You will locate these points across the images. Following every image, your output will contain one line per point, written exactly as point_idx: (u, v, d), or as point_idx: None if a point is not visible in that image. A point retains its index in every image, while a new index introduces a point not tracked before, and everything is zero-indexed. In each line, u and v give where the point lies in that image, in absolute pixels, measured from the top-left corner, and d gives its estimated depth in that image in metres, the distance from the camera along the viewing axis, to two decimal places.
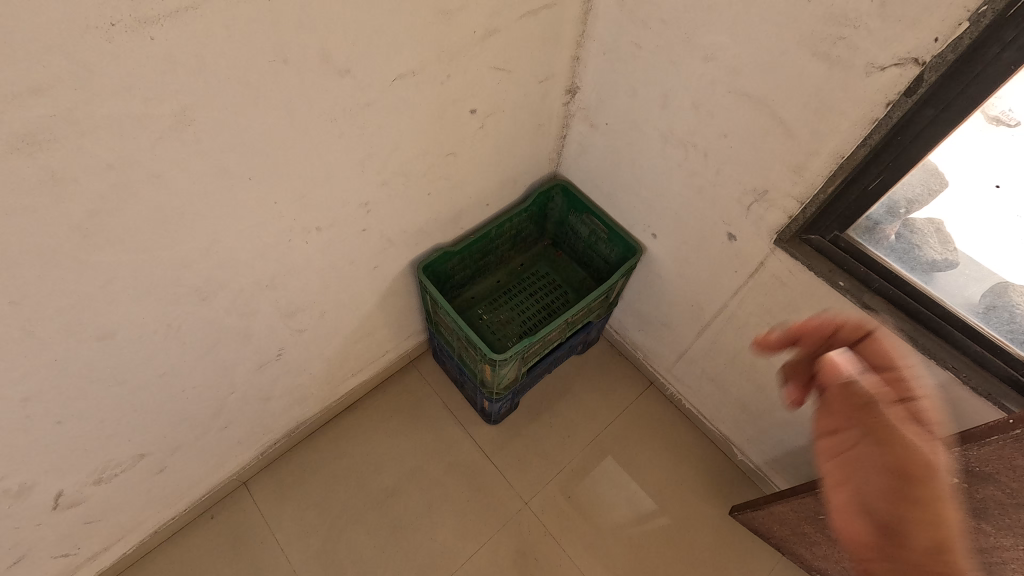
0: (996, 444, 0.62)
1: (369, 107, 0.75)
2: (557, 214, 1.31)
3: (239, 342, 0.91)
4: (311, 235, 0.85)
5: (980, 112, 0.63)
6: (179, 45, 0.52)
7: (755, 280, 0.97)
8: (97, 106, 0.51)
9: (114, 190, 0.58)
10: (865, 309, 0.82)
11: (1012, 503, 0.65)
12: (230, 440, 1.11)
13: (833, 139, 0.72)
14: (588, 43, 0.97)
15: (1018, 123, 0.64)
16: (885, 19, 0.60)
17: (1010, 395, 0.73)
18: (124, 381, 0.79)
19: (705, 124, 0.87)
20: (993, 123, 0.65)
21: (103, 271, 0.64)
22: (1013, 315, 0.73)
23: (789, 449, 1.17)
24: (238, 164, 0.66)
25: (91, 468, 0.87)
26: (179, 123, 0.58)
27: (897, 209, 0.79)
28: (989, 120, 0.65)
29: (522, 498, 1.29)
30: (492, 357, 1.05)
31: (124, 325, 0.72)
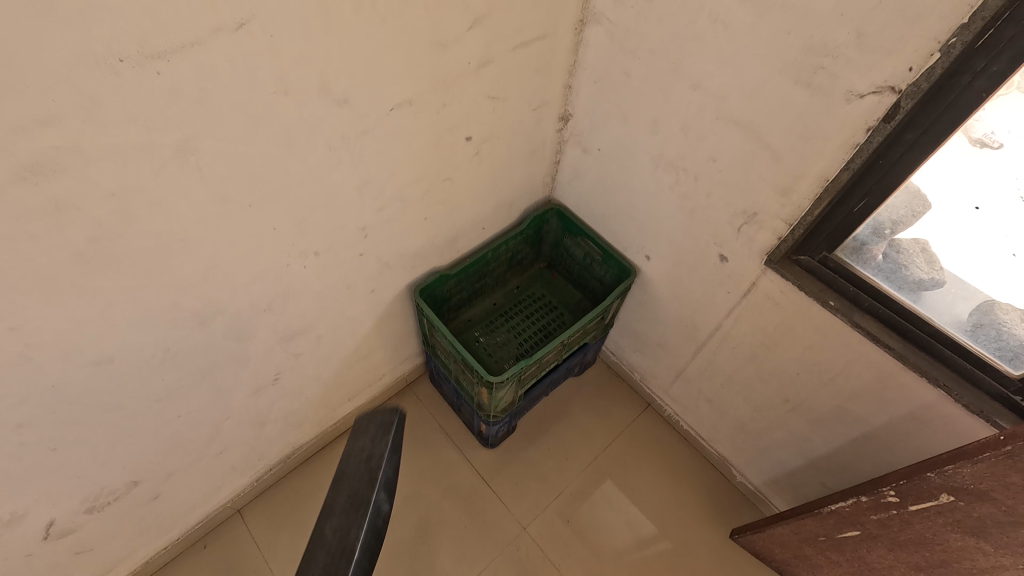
0: (989, 461, 0.62)
1: (367, 135, 0.77)
2: (552, 237, 1.33)
3: (236, 366, 0.91)
4: (310, 259, 0.86)
5: (964, 133, 0.66)
6: (183, 79, 0.54)
7: (747, 300, 0.98)
8: (102, 136, 0.53)
9: (116, 217, 0.59)
10: (856, 328, 0.83)
11: (1009, 522, 0.65)
12: (224, 466, 1.10)
13: (818, 163, 0.75)
14: (580, 72, 1.01)
15: (1002, 146, 0.67)
16: (861, 49, 0.63)
17: (1001, 412, 0.74)
18: (119, 406, 0.79)
19: (694, 149, 0.90)
20: (978, 146, 0.68)
21: (103, 297, 0.65)
22: (1000, 333, 0.75)
23: (787, 470, 1.16)
24: (239, 191, 0.68)
25: (84, 495, 0.86)
26: (182, 152, 0.59)
27: (882, 230, 0.80)
28: (972, 143, 0.67)
29: (520, 523, 1.28)
30: (489, 379, 1.05)
31: (122, 350, 0.72)
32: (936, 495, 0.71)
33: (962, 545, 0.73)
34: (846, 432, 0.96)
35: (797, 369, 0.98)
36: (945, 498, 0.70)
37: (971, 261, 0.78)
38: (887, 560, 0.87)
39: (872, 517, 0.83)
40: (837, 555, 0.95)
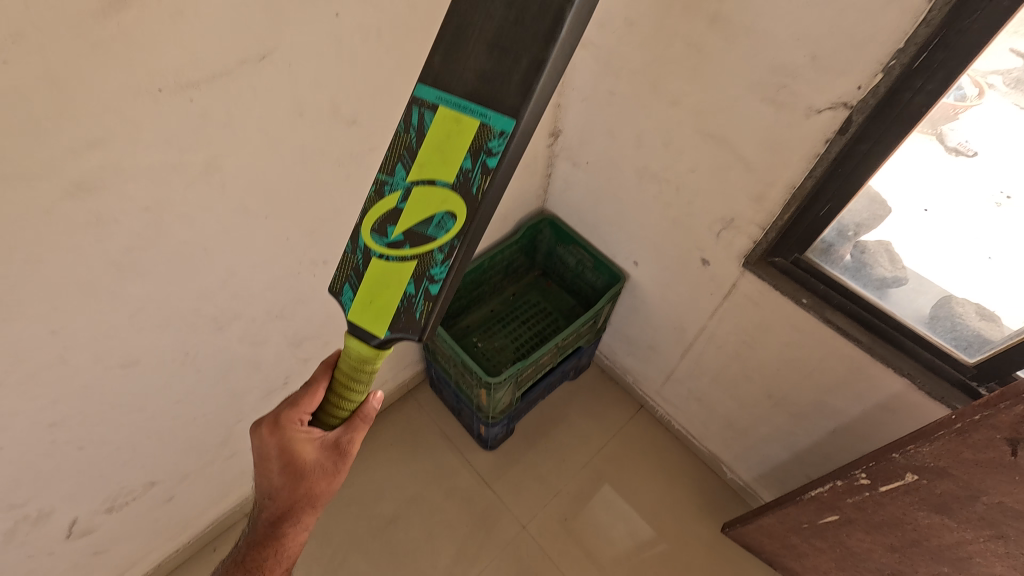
0: (944, 440, 0.68)
1: (373, 152, 0.84)
2: (546, 246, 1.40)
3: (249, 370, 0.97)
4: (319, 268, 0.92)
5: (939, 140, 0.74)
6: (212, 104, 0.61)
7: (729, 301, 1.05)
8: (140, 156, 0.59)
9: (148, 229, 0.65)
10: (827, 324, 0.89)
11: (967, 496, 0.71)
12: (235, 469, 1.15)
13: (786, 172, 0.82)
14: (568, 91, 1.08)
15: (976, 154, 0.73)
16: (817, 70, 0.70)
17: (960, 397, 0.80)
18: (142, 407, 0.84)
19: (675, 160, 0.97)
20: (953, 154, 0.75)
21: (132, 303, 0.70)
22: (954, 324, 0.82)
23: (773, 464, 1.22)
24: (257, 205, 0.74)
25: (104, 495, 0.91)
26: (209, 170, 0.66)
27: (847, 232, 0.87)
28: (948, 151, 0.75)
29: (519, 522, 1.32)
30: (488, 380, 1.10)
31: (147, 353, 0.77)
32: (902, 475, 0.77)
33: (929, 522, 0.79)
34: (825, 424, 1.02)
35: (777, 365, 1.04)
36: (910, 477, 0.76)
37: (935, 261, 0.84)
38: (864, 543, 0.92)
39: (848, 501, 0.89)
40: (820, 540, 1.01)
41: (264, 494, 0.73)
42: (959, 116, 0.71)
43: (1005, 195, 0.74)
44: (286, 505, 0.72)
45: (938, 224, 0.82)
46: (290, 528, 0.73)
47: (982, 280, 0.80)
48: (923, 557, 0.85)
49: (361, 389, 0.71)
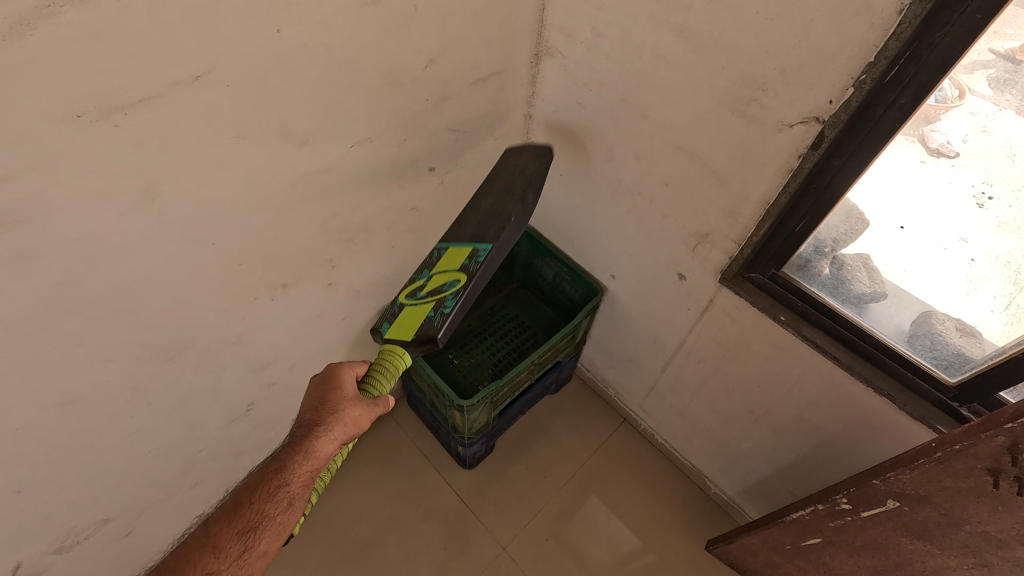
0: (923, 467, 0.66)
1: (329, 171, 0.80)
2: (523, 258, 1.37)
3: (208, 399, 0.92)
4: (278, 292, 0.88)
5: (923, 141, 0.69)
6: (143, 130, 0.57)
7: (707, 316, 1.02)
8: (64, 187, 0.55)
9: (81, 262, 0.61)
10: (805, 341, 0.87)
11: (950, 524, 0.68)
12: (200, 498, 1.10)
13: (759, 187, 0.79)
14: (539, 102, 1.05)
15: (958, 154, 0.70)
16: (786, 84, 0.67)
17: (941, 417, 0.78)
18: (89, 444, 0.79)
19: (648, 174, 0.94)
20: (935, 156, 0.70)
21: (69, 339, 0.66)
22: (934, 342, 0.80)
23: (757, 479, 1.19)
24: (203, 231, 0.70)
25: (53, 535, 0.86)
26: (145, 198, 0.62)
27: (823, 248, 0.84)
28: (931, 152, 0.70)
29: (500, 543, 1.29)
30: (461, 403, 1.07)
31: (89, 389, 0.73)
32: (883, 501, 0.74)
33: (912, 548, 0.76)
34: (806, 440, 1.00)
35: (757, 381, 1.01)
36: (891, 503, 0.73)
37: (915, 271, 0.80)
38: (848, 565, 0.89)
39: (830, 524, 0.86)
40: (804, 561, 0.98)
41: (305, 406, 0.76)
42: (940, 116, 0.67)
43: (987, 195, 0.70)
44: (332, 413, 0.74)
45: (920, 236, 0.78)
46: (330, 441, 0.73)
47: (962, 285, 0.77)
48: None
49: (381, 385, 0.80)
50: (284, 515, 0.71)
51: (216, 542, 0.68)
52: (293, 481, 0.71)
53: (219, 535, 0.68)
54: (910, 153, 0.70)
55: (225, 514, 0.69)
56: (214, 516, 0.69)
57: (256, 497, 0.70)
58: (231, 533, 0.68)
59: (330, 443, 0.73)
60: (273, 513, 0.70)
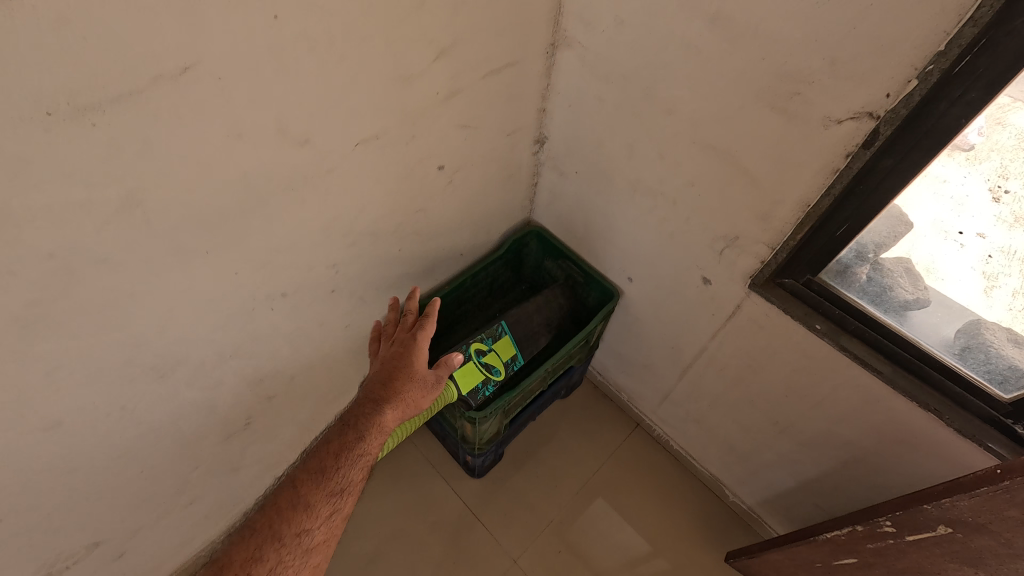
0: (986, 494, 0.61)
1: (331, 173, 0.73)
2: (534, 260, 1.31)
3: (203, 415, 0.87)
4: (276, 301, 0.82)
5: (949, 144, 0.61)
6: (123, 130, 0.50)
7: (732, 323, 0.96)
8: (34, 196, 0.48)
9: (56, 277, 0.54)
10: (843, 352, 0.81)
11: (1007, 554, 0.63)
12: (197, 516, 1.05)
13: (798, 188, 0.73)
14: (553, 95, 0.99)
15: (972, 145, 0.64)
16: (836, 77, 0.61)
17: (994, 436, 0.73)
18: (74, 469, 0.73)
19: (671, 173, 0.88)
20: (951, 151, 0.64)
21: (46, 361, 0.60)
22: (988, 356, 0.74)
23: (779, 490, 1.14)
24: (193, 241, 0.64)
25: (38, 564, 0.80)
26: (127, 206, 0.55)
27: (865, 253, 0.79)
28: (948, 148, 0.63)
29: (510, 556, 1.24)
30: (473, 416, 1.01)
31: (72, 412, 0.67)
32: (932, 526, 0.70)
33: None
34: (836, 453, 0.95)
35: (784, 391, 0.96)
36: (942, 529, 0.69)
37: (937, 268, 0.77)
38: None
39: (868, 547, 0.81)
40: None
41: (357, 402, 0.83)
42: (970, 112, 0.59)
43: (1004, 188, 0.67)
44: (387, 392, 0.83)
45: (947, 234, 0.74)
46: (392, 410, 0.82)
47: (980, 282, 0.74)
48: None
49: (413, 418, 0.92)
50: (358, 484, 0.76)
51: (303, 510, 0.70)
52: (365, 449, 0.78)
53: (307, 497, 0.71)
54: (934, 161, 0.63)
55: (307, 474, 0.73)
56: (303, 472, 0.73)
57: (341, 458, 0.75)
58: (320, 498, 0.71)
59: (392, 416, 0.82)
60: (342, 484, 0.74)
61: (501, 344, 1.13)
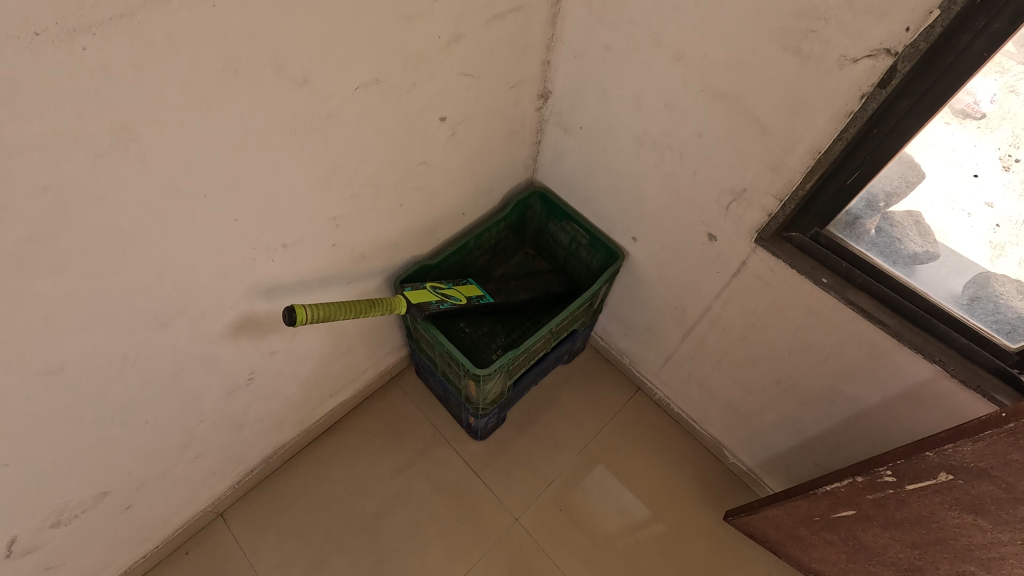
0: (990, 439, 0.61)
1: (331, 118, 0.71)
2: (537, 222, 1.29)
3: (205, 368, 0.86)
4: (277, 253, 0.81)
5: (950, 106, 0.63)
6: (114, 57, 0.48)
7: (738, 280, 0.95)
8: (26, 124, 0.47)
9: (52, 215, 0.53)
10: (850, 306, 0.81)
11: (1009, 499, 0.65)
12: (202, 471, 1.06)
13: (809, 135, 0.71)
14: (558, 46, 0.96)
15: (984, 114, 0.65)
16: (854, 12, 0.59)
17: (999, 386, 0.73)
18: (78, 416, 0.74)
19: (679, 124, 0.86)
20: (960, 117, 0.65)
21: (46, 303, 0.59)
22: (997, 306, 0.72)
23: (780, 450, 1.15)
24: (191, 184, 0.62)
25: (47, 511, 0.81)
26: (120, 140, 0.54)
27: (876, 203, 0.77)
28: (957, 113, 0.65)
29: (512, 514, 1.24)
30: (476, 373, 1.01)
31: (74, 358, 0.67)
32: (933, 474, 0.71)
33: (959, 522, 0.73)
34: (839, 411, 0.95)
35: (788, 349, 0.96)
36: (943, 477, 0.70)
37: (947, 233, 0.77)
38: (882, 538, 0.87)
39: (868, 498, 0.83)
40: (832, 534, 0.95)
41: None
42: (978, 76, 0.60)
43: (1015, 157, 0.67)
44: None
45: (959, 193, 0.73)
46: None
47: (988, 251, 0.74)
48: (947, 555, 0.79)
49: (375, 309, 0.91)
50: None
51: None
52: None
53: None
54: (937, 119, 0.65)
55: None
56: None
57: None
58: None
59: None
60: None
61: (465, 286, 1.10)
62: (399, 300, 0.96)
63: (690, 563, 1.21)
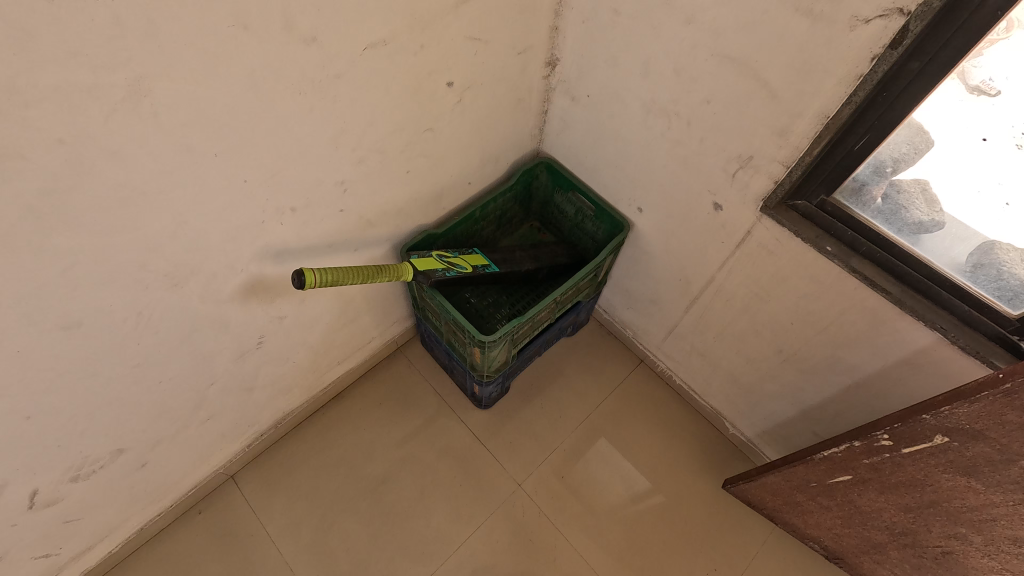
0: (986, 400, 0.63)
1: (339, 79, 0.72)
2: (542, 193, 1.30)
3: (217, 330, 0.88)
4: (286, 216, 0.82)
5: (961, 80, 0.64)
6: (127, 7, 0.49)
7: (742, 250, 0.96)
8: (41, 74, 0.48)
9: (67, 167, 0.54)
10: (854, 274, 0.81)
11: (1002, 459, 0.67)
12: (214, 433, 1.09)
13: (818, 99, 0.71)
14: (567, 11, 0.95)
15: (999, 92, 0.65)
16: None
17: (998, 352, 0.74)
18: (95, 372, 0.76)
19: (688, 91, 0.86)
20: (973, 94, 0.66)
21: (63, 257, 0.61)
22: (1000, 272, 0.73)
23: (780, 420, 1.16)
24: (202, 141, 0.63)
25: (66, 464, 0.84)
26: (134, 94, 0.54)
27: (883, 169, 0.77)
28: (969, 92, 0.66)
29: (515, 480, 1.27)
30: (482, 339, 1.02)
31: (91, 313, 0.68)
32: (930, 437, 0.73)
33: (953, 485, 0.76)
34: (839, 379, 0.96)
35: (791, 318, 0.96)
36: (938, 439, 0.72)
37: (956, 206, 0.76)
38: (877, 503, 0.90)
39: (864, 462, 0.85)
40: (827, 499, 0.98)
41: None
42: (982, 51, 0.61)
43: None
44: None
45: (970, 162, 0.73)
46: None
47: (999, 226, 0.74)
48: (940, 518, 0.83)
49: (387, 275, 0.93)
50: None
51: None
52: None
53: None
54: (947, 94, 0.66)
55: None
56: None
57: None
58: None
59: None
60: None
61: (471, 255, 1.11)
62: (406, 267, 0.97)
63: (688, 529, 1.24)
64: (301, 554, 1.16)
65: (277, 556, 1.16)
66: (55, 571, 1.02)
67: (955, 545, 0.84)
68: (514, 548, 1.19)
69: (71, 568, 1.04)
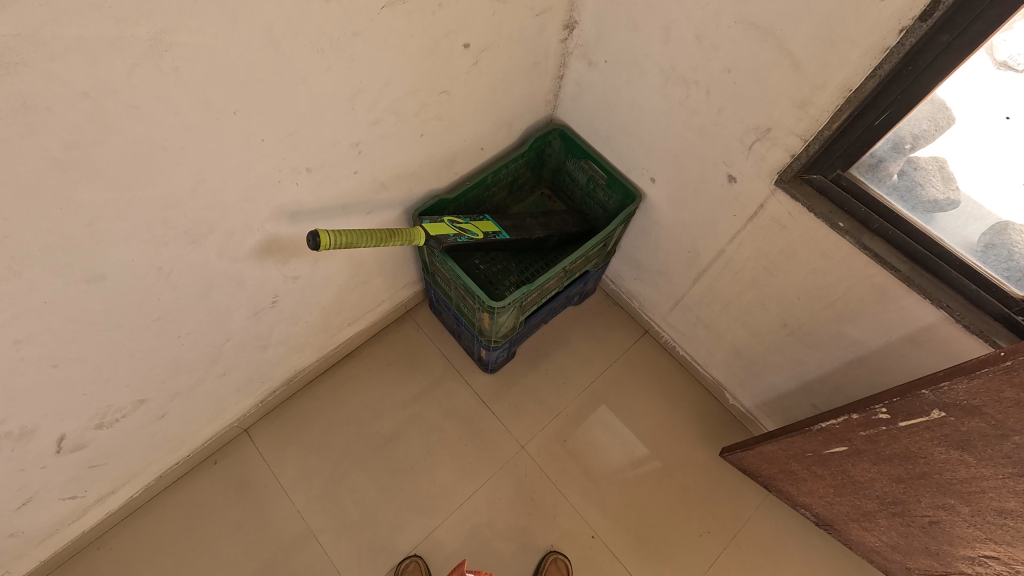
0: (986, 376, 0.64)
1: (357, 37, 0.71)
2: (555, 160, 1.29)
3: (232, 288, 0.90)
4: (301, 176, 0.82)
5: (987, 54, 0.63)
6: None
7: (754, 223, 0.96)
8: (67, 26, 0.48)
9: (92, 121, 0.55)
10: (864, 250, 0.81)
11: (996, 435, 0.69)
12: (229, 386, 1.12)
13: (842, 71, 0.70)
14: None
15: None
16: None
17: (1001, 331, 0.75)
18: (117, 324, 0.78)
19: (709, 58, 0.84)
20: (1000, 69, 0.64)
21: (86, 211, 0.62)
22: (1011, 253, 0.73)
23: (780, 392, 1.19)
24: (221, 97, 0.63)
25: (91, 412, 0.88)
26: (156, 48, 0.54)
27: (902, 145, 0.76)
28: (995, 67, 0.64)
29: (518, 442, 1.31)
30: (492, 305, 1.03)
31: (114, 268, 0.70)
32: (927, 411, 0.75)
33: (945, 458, 0.78)
34: (842, 354, 0.98)
35: (798, 293, 0.97)
36: (936, 414, 0.74)
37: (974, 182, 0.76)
38: (869, 473, 0.93)
39: (861, 434, 0.88)
40: (822, 468, 1.01)
41: None
42: (1011, 26, 0.60)
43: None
44: None
45: (992, 140, 0.71)
46: None
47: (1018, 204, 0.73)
48: (930, 489, 0.86)
49: (398, 240, 0.92)
50: None
51: None
52: None
53: None
54: (970, 69, 0.65)
55: None
56: None
57: None
58: None
59: None
60: None
61: (481, 222, 1.11)
62: (419, 232, 0.97)
63: (684, 494, 1.28)
64: (312, 504, 1.21)
65: (289, 505, 1.21)
66: (81, 512, 1.07)
67: (942, 515, 0.88)
68: (515, 506, 1.24)
69: (94, 511, 1.10)
